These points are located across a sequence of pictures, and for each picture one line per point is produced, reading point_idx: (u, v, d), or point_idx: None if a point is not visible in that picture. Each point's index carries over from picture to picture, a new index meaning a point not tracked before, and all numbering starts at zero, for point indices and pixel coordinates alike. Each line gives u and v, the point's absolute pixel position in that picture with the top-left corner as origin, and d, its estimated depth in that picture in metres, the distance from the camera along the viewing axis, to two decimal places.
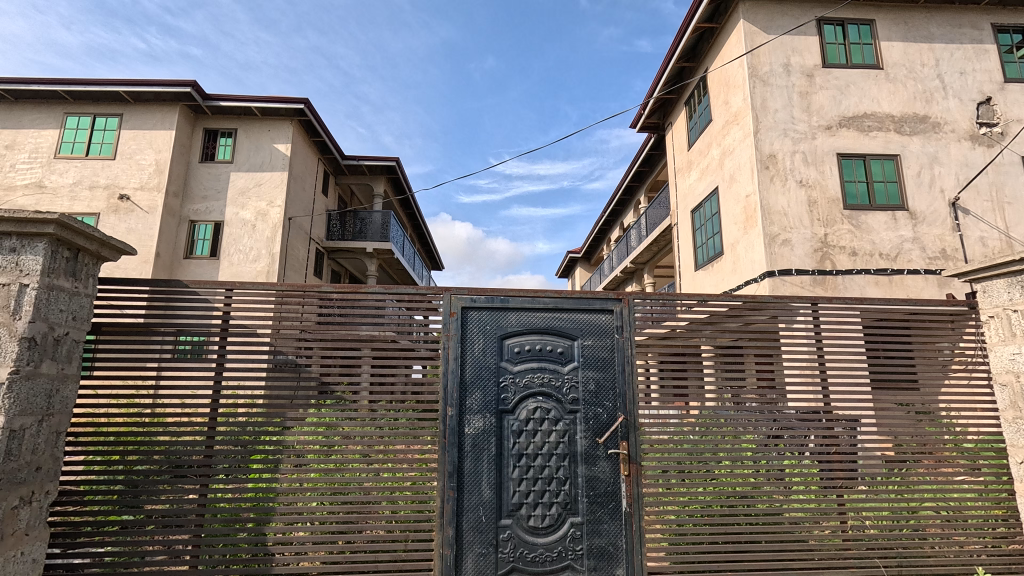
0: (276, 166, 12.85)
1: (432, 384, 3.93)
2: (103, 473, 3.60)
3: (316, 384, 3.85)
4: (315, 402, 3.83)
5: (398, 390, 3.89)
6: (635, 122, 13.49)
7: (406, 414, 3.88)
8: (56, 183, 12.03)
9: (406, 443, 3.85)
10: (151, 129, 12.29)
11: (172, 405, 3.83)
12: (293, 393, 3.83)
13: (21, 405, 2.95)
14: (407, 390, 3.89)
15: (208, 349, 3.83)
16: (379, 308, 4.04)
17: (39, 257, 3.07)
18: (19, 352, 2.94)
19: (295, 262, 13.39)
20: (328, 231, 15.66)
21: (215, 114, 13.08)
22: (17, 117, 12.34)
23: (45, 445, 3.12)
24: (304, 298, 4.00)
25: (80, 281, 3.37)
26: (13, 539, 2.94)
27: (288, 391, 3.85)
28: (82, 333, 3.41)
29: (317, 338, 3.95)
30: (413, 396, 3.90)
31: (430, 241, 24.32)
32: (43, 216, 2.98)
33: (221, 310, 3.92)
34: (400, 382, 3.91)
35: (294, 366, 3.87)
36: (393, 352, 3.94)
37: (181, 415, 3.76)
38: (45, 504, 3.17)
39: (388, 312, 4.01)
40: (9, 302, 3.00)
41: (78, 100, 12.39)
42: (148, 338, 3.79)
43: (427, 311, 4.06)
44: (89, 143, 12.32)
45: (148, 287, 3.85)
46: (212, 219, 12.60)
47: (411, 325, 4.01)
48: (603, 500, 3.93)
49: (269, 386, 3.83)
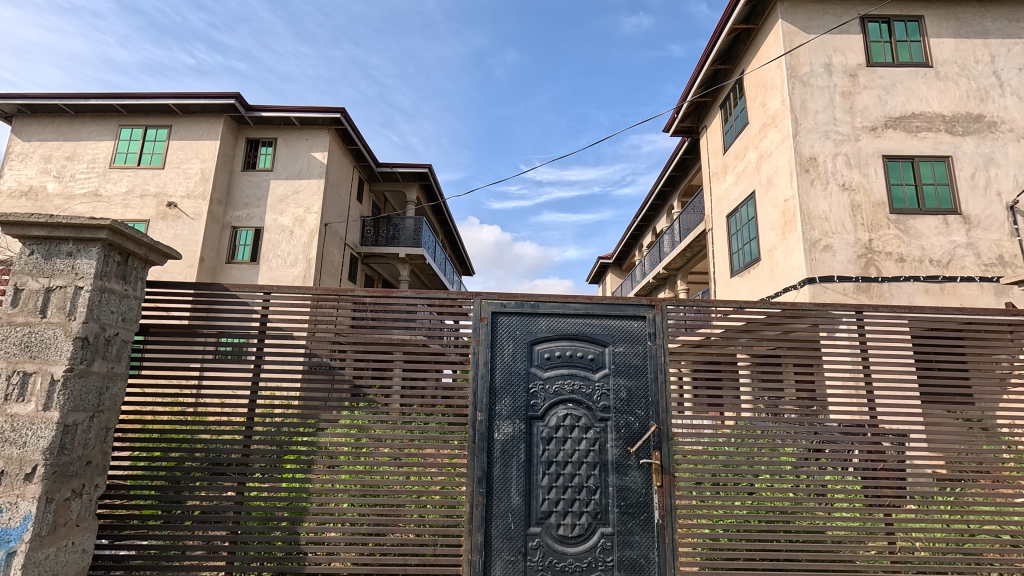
0: (313, 174, 13.23)
1: (462, 389, 3.94)
2: (148, 468, 3.75)
3: (349, 386, 3.92)
4: (347, 404, 3.90)
5: (429, 394, 3.92)
6: (669, 126, 13.31)
7: (437, 418, 3.91)
8: (111, 192, 12.68)
9: (437, 447, 3.85)
10: (198, 139, 12.87)
11: (211, 405, 3.95)
12: (327, 395, 3.91)
13: (75, 401, 3.09)
14: (437, 395, 3.92)
15: (247, 350, 3.94)
16: (411, 313, 4.10)
17: (93, 260, 3.23)
18: (73, 350, 3.09)
19: (330, 266, 13.71)
20: (362, 236, 16.00)
21: (258, 124, 13.57)
22: (76, 129, 13.10)
23: (95, 440, 3.26)
24: (339, 303, 4.09)
25: (130, 284, 3.53)
26: (65, 529, 3.07)
27: (321, 393, 3.92)
28: (131, 333, 3.56)
29: (351, 341, 4.02)
30: (443, 401, 3.92)
31: (462, 247, 24.54)
32: (97, 222, 3.14)
33: (259, 313, 4.04)
34: (430, 386, 3.94)
35: (328, 368, 3.96)
36: (424, 357, 3.98)
37: (221, 414, 3.85)
38: (94, 496, 3.31)
39: (420, 318, 4.06)
40: (65, 303, 3.16)
41: (132, 113, 13.06)
42: (191, 339, 3.93)
43: (457, 316, 4.09)
44: (141, 153, 12.97)
45: (192, 290, 4.00)
46: (253, 226, 13.06)
47: (442, 330, 4.03)
48: (634, 511, 3.84)
49: (304, 388, 3.92)
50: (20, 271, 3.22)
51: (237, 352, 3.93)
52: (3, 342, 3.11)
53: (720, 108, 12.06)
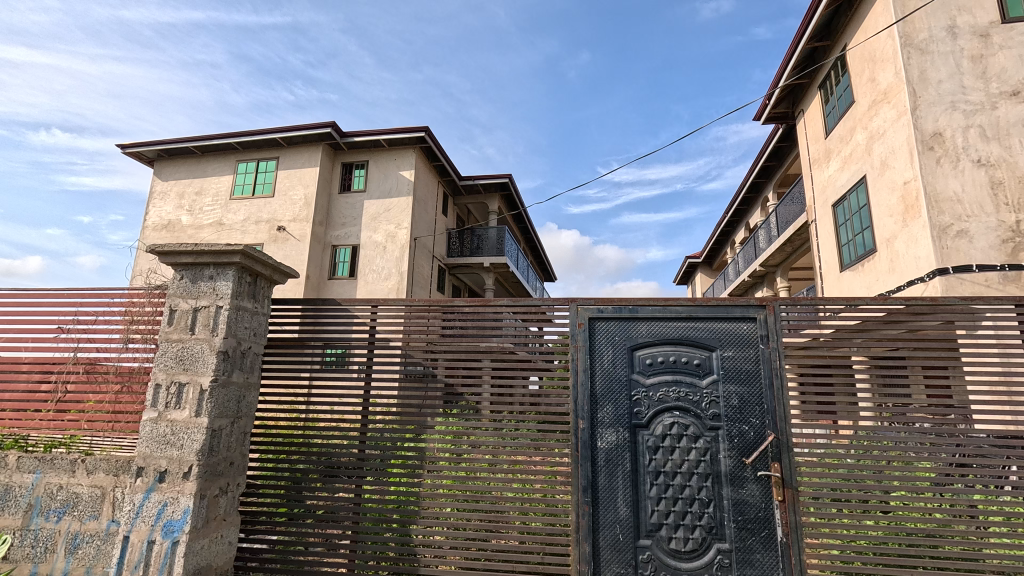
0: (402, 192, 13.96)
1: (550, 395, 3.94)
2: (272, 469, 4.11)
3: (442, 393, 4.06)
4: (442, 410, 4.03)
5: (517, 401, 3.95)
6: (760, 114, 12.48)
7: (528, 425, 3.92)
8: (231, 221, 14.21)
9: (529, 454, 3.86)
10: (301, 168, 14.09)
11: (322, 411, 4.25)
12: (421, 402, 4.07)
13: (220, 408, 3.46)
14: (525, 401, 3.95)
15: (350, 359, 4.19)
16: (497, 320, 4.18)
17: (230, 282, 3.62)
18: (217, 363, 3.46)
19: (420, 278, 14.34)
20: (448, 248, 16.59)
21: (351, 149, 14.58)
22: (202, 167, 14.87)
23: (236, 442, 3.63)
24: (429, 313, 4.25)
25: (259, 301, 3.92)
26: (216, 523, 3.43)
27: (416, 400, 4.09)
28: (260, 346, 3.94)
29: (442, 349, 4.16)
30: (532, 407, 3.93)
31: (544, 254, 24.62)
32: (232, 248, 3.52)
33: (361, 325, 4.29)
34: (518, 394, 3.97)
35: (422, 376, 4.12)
36: (512, 364, 4.02)
37: (330, 420, 4.13)
38: (236, 494, 3.68)
39: (506, 325, 4.13)
40: (209, 321, 3.56)
41: (245, 149, 14.58)
42: (301, 350, 4.26)
43: (541, 322, 4.07)
44: (254, 184, 14.43)
45: (301, 306, 4.34)
46: (350, 243, 14.02)
47: (527, 336, 4.05)
48: (754, 527, 3.58)
49: (402, 395, 4.11)
50: (174, 293, 3.67)
51: (341, 360, 4.18)
52: (163, 355, 3.55)
53: (819, 89, 11.10)
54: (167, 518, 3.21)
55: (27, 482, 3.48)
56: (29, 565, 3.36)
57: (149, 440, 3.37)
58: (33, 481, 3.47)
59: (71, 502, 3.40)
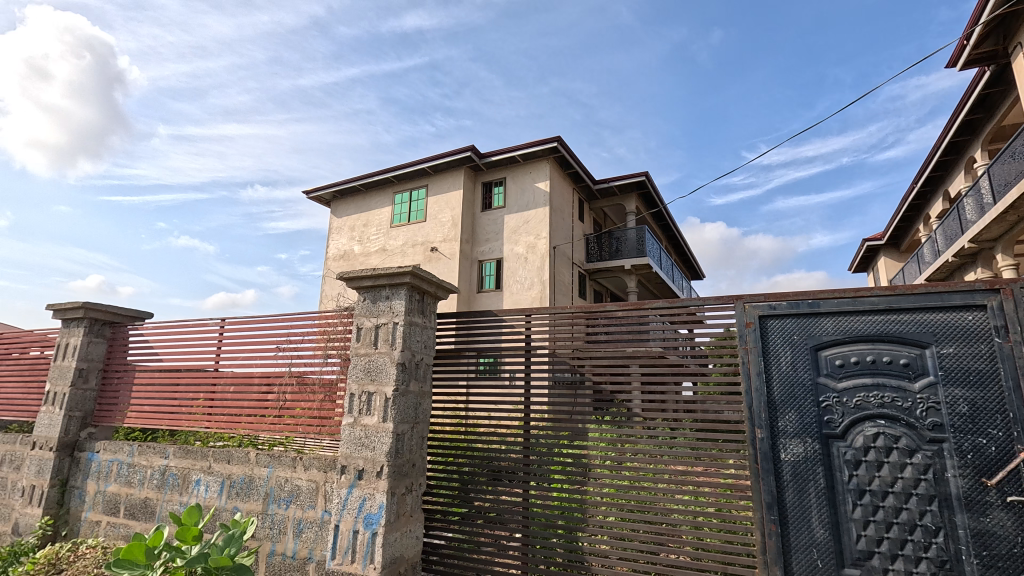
0: (539, 203, 14.30)
1: (707, 402, 3.70)
2: (443, 471, 4.41)
3: (591, 399, 4.02)
4: (594, 417, 3.99)
5: (670, 408, 3.76)
6: (955, 58, 10.29)
7: (685, 433, 3.69)
8: (392, 246, 15.88)
9: (692, 464, 3.66)
10: (447, 192, 15.27)
11: (481, 417, 4.46)
12: (571, 408, 4.08)
13: (402, 415, 3.84)
14: (679, 408, 3.74)
15: (502, 368, 4.35)
16: (643, 324, 4.00)
17: (402, 300, 4.02)
18: (396, 373, 3.84)
19: (562, 285, 14.50)
20: (588, 254, 16.58)
21: (489, 168, 15.40)
22: (366, 202, 16.91)
23: (416, 446, 3.99)
24: (574, 320, 4.24)
25: (427, 316, 4.29)
26: (405, 518, 3.80)
27: (566, 407, 4.12)
28: (430, 357, 4.30)
29: (588, 356, 4.12)
30: (687, 414, 3.72)
31: (688, 251, 23.22)
32: (403, 269, 3.91)
33: (510, 335, 4.43)
34: (671, 400, 3.78)
35: (570, 384, 4.13)
36: (662, 369, 3.86)
37: (490, 426, 4.34)
38: (419, 493, 4.05)
39: (652, 330, 3.93)
40: (389, 336, 3.98)
41: (400, 181, 16.27)
42: (458, 361, 4.54)
43: (692, 324, 3.84)
44: (409, 212, 15.99)
45: (456, 319, 4.63)
46: (494, 258, 14.77)
47: (677, 340, 3.85)
48: (1008, 566, 2.88)
49: (552, 402, 4.16)
50: (360, 313, 4.18)
51: (493, 368, 4.36)
52: (355, 368, 4.06)
53: None
54: (367, 512, 3.64)
55: (264, 475, 4.19)
56: (268, 543, 4.05)
57: (349, 442, 3.87)
58: (267, 473, 4.18)
59: (295, 493, 4.04)
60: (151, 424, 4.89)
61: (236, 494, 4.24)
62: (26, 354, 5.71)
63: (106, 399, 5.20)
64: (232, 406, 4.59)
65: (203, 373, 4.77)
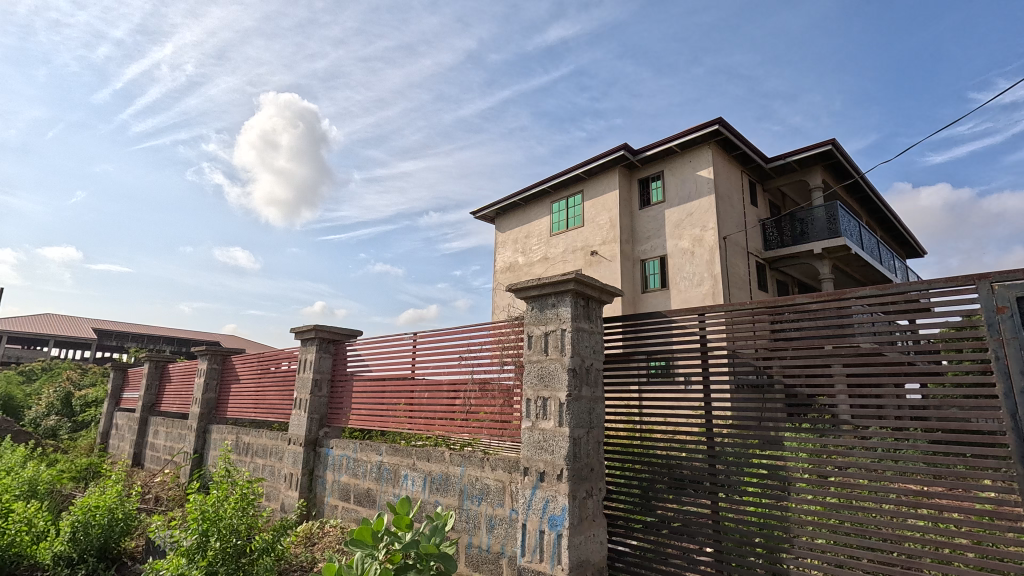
0: (703, 192, 13.32)
1: (943, 407, 3.02)
2: (620, 477, 4.29)
3: (783, 403, 3.59)
4: (788, 424, 3.54)
5: (890, 414, 3.16)
6: None
7: (913, 447, 3.10)
8: (553, 254, 16.26)
9: (927, 484, 2.98)
10: (604, 194, 15.15)
11: (657, 422, 4.27)
12: (760, 413, 3.68)
13: (576, 420, 3.89)
14: (904, 415, 3.12)
15: (674, 371, 4.11)
16: (845, 315, 3.43)
17: (568, 306, 4.09)
18: (568, 379, 3.91)
19: (737, 278, 13.26)
20: (765, 241, 14.87)
21: (645, 164, 14.88)
22: (526, 215, 17.60)
23: (593, 451, 4.01)
24: (755, 317, 3.82)
25: (593, 321, 4.29)
26: (588, 523, 3.84)
27: (754, 412, 3.72)
28: (600, 362, 4.29)
29: (775, 355, 3.68)
30: (914, 424, 3.11)
31: (898, 224, 19.34)
32: (566, 276, 3.98)
33: (681, 336, 4.17)
34: (891, 405, 3.16)
35: (756, 387, 3.74)
36: (876, 368, 3.24)
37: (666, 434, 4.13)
38: (600, 498, 4.05)
39: (856, 319, 3.37)
40: (558, 343, 4.08)
41: (557, 190, 16.65)
42: (627, 364, 4.41)
43: (915, 314, 3.17)
44: (567, 219, 16.20)
45: (621, 322, 4.52)
46: (658, 255, 14.17)
47: (893, 333, 3.23)
48: None
49: (735, 407, 3.81)
50: (530, 322, 4.37)
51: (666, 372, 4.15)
52: (529, 374, 4.24)
53: None
54: (551, 513, 3.76)
55: (457, 473, 4.62)
56: (466, 535, 4.44)
57: (529, 446, 4.05)
58: (460, 472, 4.61)
59: (485, 491, 4.37)
60: (367, 425, 5.75)
61: (436, 488, 4.76)
62: (280, 369, 7.20)
63: (334, 404, 6.27)
64: (428, 410, 5.16)
65: (403, 381, 5.47)
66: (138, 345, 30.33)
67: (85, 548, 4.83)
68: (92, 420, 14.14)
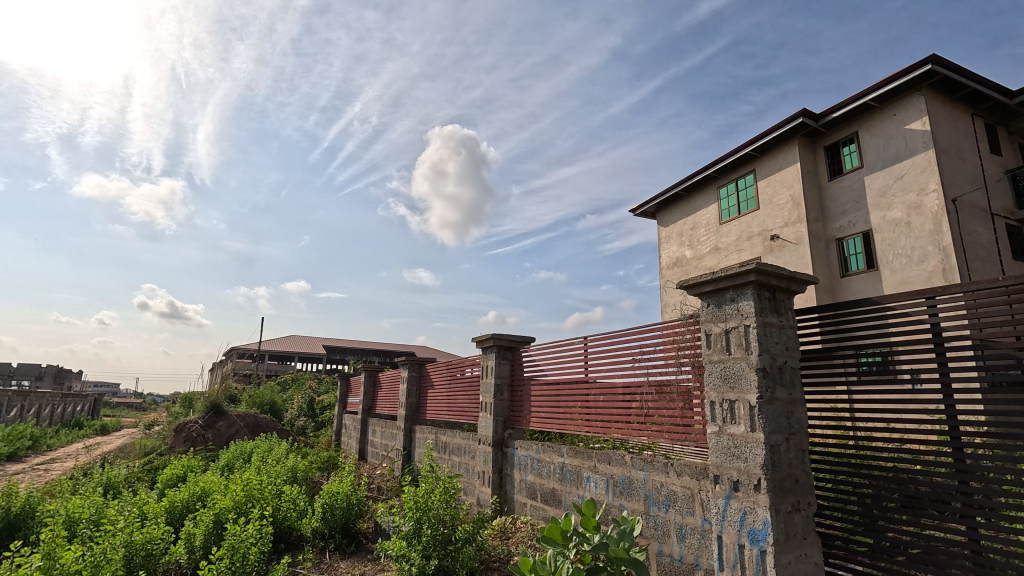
0: (917, 148, 10.96)
1: None
2: (833, 491, 3.69)
3: None
4: None
5: None
6: None
7: None
8: (726, 244, 14.67)
9: None
10: (782, 170, 13.23)
11: (877, 430, 3.55)
12: None
13: (772, 425, 3.50)
14: None
15: (897, 367, 3.42)
16: None
17: (751, 300, 3.70)
18: (758, 380, 3.54)
19: (979, 248, 10.57)
20: (1017, 196, 11.62)
21: (832, 128, 12.74)
22: (690, 206, 16.22)
23: (796, 460, 3.57)
24: (1014, 296, 2.98)
25: (783, 315, 3.83)
26: (797, 541, 3.42)
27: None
28: (797, 360, 3.81)
29: None
30: None
31: None
32: (745, 267, 3.62)
33: (902, 325, 3.46)
34: None
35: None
36: None
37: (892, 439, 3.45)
38: (811, 513, 3.59)
39: None
40: (741, 341, 3.72)
41: (723, 174, 15.01)
42: (831, 361, 3.81)
43: None
44: (739, 203, 14.47)
45: (817, 313, 3.94)
46: (860, 231, 11.94)
47: None
48: None
49: (993, 411, 3.04)
50: (707, 319, 4.08)
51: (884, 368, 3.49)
52: (711, 375, 3.96)
53: None
54: (750, 526, 3.43)
55: (641, 477, 4.52)
56: (656, 543, 4.30)
57: (717, 452, 3.77)
58: (644, 476, 4.50)
59: (672, 498, 4.19)
60: (548, 427, 5.98)
61: (620, 492, 4.72)
62: (467, 375, 7.93)
63: (516, 407, 6.65)
64: (604, 413, 5.15)
65: (578, 385, 5.56)
66: (354, 358, 36.21)
67: (332, 525, 5.91)
68: (328, 420, 17.26)
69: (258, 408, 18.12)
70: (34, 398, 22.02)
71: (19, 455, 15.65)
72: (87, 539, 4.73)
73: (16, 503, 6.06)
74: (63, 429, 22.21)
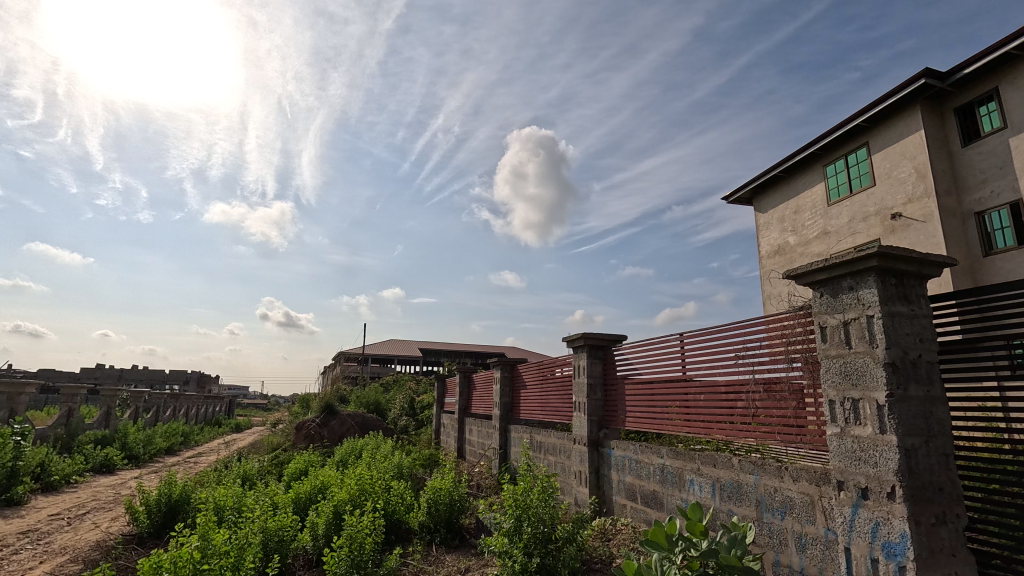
0: None
1: None
2: (986, 502, 3.21)
3: None
4: None
5: None
6: None
7: None
8: (836, 228, 12.53)
9: None
10: (903, 139, 11.07)
11: None
12: None
13: (907, 426, 3.12)
14: None
15: None
16: None
17: (874, 289, 3.33)
18: (886, 376, 3.18)
19: None
20: None
21: (965, 86, 10.96)
22: (791, 188, 14.12)
23: (938, 466, 3.16)
24: None
25: (914, 303, 3.40)
26: (944, 557, 3.03)
27: None
28: (934, 354, 3.37)
29: None
30: None
31: None
32: (866, 252, 3.25)
33: None
34: None
35: None
36: None
37: None
38: (960, 527, 3.15)
39: None
40: (864, 333, 3.36)
41: (829, 150, 12.89)
42: (976, 353, 3.32)
43: None
44: (850, 180, 12.26)
45: (955, 301, 3.46)
46: (1006, 203, 10.25)
47: None
48: None
49: None
50: (821, 311, 3.73)
51: None
52: (828, 372, 3.61)
53: None
54: (885, 539, 3.08)
55: (751, 481, 4.25)
56: (772, 552, 4.01)
57: (840, 455, 3.43)
58: (754, 480, 4.22)
59: (788, 505, 3.90)
60: (644, 428, 5.82)
61: (728, 496, 4.46)
62: (558, 375, 7.94)
63: (610, 406, 6.54)
64: (706, 412, 4.90)
65: (676, 384, 5.33)
66: (448, 360, 37.68)
67: (437, 519, 6.21)
68: (428, 419, 18.10)
69: (365, 408, 19.49)
70: (184, 399, 25.44)
71: (175, 449, 18.13)
72: (232, 524, 5.37)
73: (174, 490, 7.02)
74: (207, 427, 25.41)
